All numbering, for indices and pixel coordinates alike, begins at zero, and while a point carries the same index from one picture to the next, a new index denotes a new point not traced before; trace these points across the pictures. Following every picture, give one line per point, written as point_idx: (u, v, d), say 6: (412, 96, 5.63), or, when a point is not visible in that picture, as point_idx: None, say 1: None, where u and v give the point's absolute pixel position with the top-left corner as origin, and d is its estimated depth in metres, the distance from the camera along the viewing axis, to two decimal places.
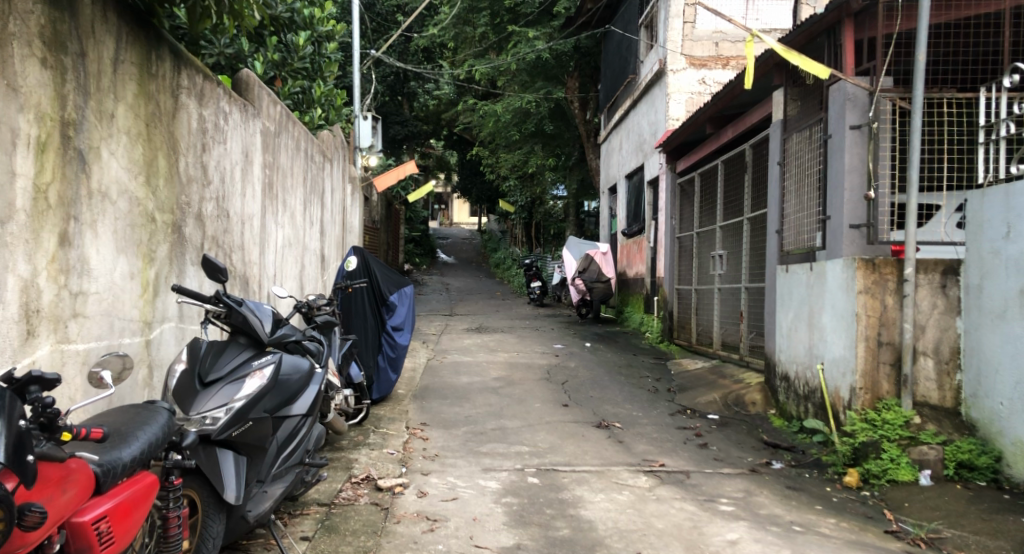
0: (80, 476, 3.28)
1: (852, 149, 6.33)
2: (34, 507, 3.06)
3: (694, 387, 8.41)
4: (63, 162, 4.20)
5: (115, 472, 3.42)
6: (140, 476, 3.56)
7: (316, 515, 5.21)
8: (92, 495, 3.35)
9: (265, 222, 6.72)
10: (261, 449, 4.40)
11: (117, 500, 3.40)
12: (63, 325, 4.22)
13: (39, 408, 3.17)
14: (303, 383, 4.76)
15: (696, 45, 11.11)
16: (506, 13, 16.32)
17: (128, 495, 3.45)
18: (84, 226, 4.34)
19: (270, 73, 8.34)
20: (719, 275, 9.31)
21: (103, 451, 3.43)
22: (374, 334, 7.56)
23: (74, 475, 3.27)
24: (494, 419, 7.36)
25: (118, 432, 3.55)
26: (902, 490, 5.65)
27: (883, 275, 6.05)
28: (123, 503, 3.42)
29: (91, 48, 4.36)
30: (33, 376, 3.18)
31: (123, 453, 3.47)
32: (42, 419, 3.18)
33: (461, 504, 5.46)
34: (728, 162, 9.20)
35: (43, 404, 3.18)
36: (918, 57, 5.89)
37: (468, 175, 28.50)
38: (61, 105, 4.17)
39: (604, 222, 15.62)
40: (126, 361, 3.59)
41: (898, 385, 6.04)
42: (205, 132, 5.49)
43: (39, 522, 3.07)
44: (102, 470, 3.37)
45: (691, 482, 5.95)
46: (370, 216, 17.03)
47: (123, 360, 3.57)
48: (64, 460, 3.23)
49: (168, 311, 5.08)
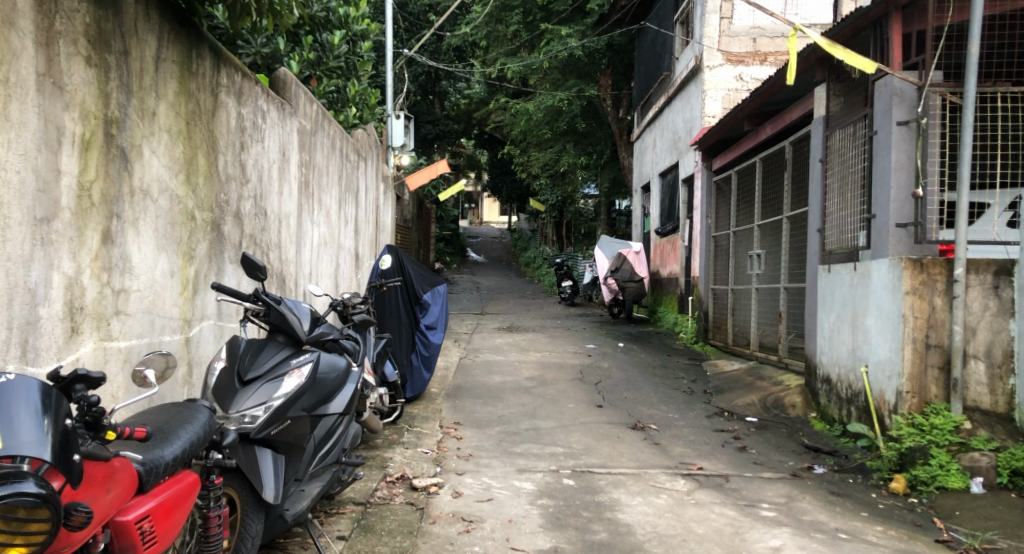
0: (123, 474, 3.21)
1: (899, 145, 6.15)
2: (79, 507, 2.99)
3: (731, 388, 8.25)
4: (106, 161, 4.15)
5: (158, 471, 3.35)
6: (181, 476, 3.49)
7: (351, 514, 5.14)
8: (134, 494, 3.29)
9: (301, 220, 6.67)
10: (300, 447, 4.34)
11: (159, 499, 3.33)
12: (105, 322, 4.17)
13: (84, 407, 3.11)
14: (340, 381, 4.68)
15: (733, 40, 10.94)
16: (540, 11, 16.20)
17: (170, 494, 3.39)
18: (126, 224, 4.29)
19: (306, 73, 8.29)
20: (756, 275, 9.15)
21: (145, 450, 3.37)
22: (408, 332, 7.49)
23: (118, 473, 3.20)
24: (528, 419, 7.26)
25: (159, 431, 3.49)
26: (952, 498, 5.50)
27: (932, 275, 5.88)
28: (164, 502, 3.35)
29: (134, 46, 4.31)
30: (79, 375, 3.11)
31: (165, 452, 3.40)
32: (87, 418, 3.12)
33: (496, 505, 5.36)
34: (767, 159, 9.04)
35: (88, 403, 3.10)
36: (972, 49, 5.75)
37: (498, 174, 28.37)
38: (104, 103, 4.11)
39: (637, 221, 15.48)
40: (169, 359, 3.52)
41: (946, 389, 5.87)
42: (243, 130, 5.44)
43: (85, 522, 3.00)
44: (145, 469, 3.31)
45: (731, 486, 5.82)
46: (401, 215, 17.00)
47: (166, 359, 3.50)
48: (109, 459, 3.16)
49: (207, 309, 5.03)
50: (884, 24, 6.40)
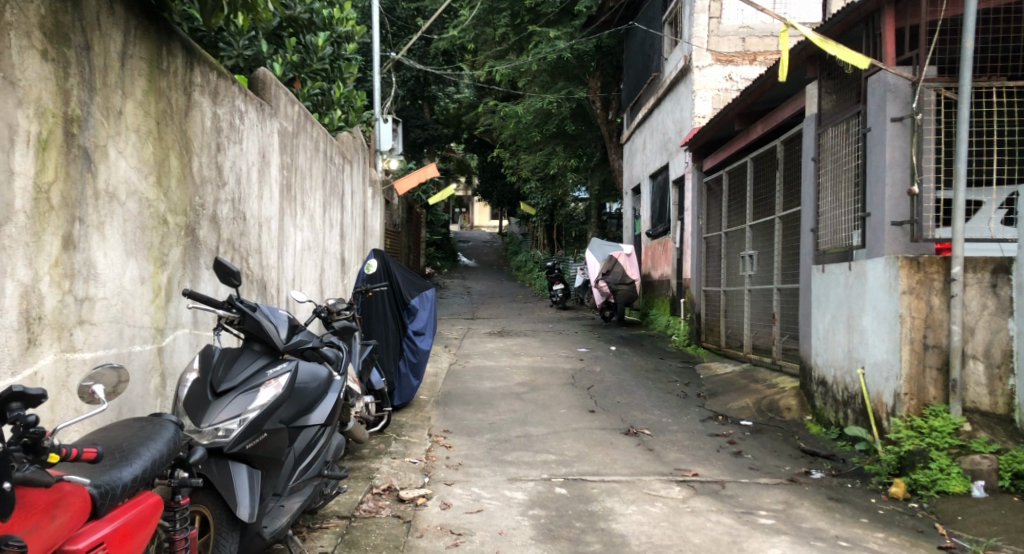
0: (74, 498, 3.06)
1: (893, 142, 6.01)
2: (13, 540, 2.85)
3: (726, 392, 8.09)
4: (66, 161, 3.98)
5: (113, 493, 3.19)
6: (143, 497, 3.33)
7: (335, 528, 4.97)
8: (88, 519, 3.13)
9: (283, 224, 6.50)
10: (277, 461, 4.17)
11: (115, 524, 3.17)
12: (67, 332, 4.00)
13: (21, 428, 2.92)
14: (321, 390, 4.53)
15: (722, 40, 10.80)
16: (527, 13, 15.97)
17: (128, 519, 3.22)
18: (91, 228, 4.13)
19: (289, 76, 8.11)
20: (749, 277, 9.00)
21: (98, 472, 3.20)
22: (395, 338, 7.31)
23: (67, 498, 3.05)
24: (518, 426, 7.10)
25: (118, 449, 3.31)
26: (954, 502, 5.36)
27: (929, 274, 5.74)
28: (121, 527, 3.19)
29: (96, 42, 4.14)
30: (16, 392, 2.92)
31: (123, 473, 3.23)
32: (25, 440, 2.94)
33: (486, 517, 5.20)
34: (758, 159, 8.90)
35: (25, 423, 2.92)
36: (966, 43, 5.61)
37: (488, 178, 28.16)
38: (63, 100, 3.95)
39: (628, 224, 15.34)
40: (121, 374, 3.36)
41: (945, 390, 5.73)
42: (220, 132, 5.28)
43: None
44: (99, 492, 3.15)
45: (727, 493, 5.66)
46: (391, 220, 16.83)
47: (118, 374, 3.35)
48: (51, 484, 2.99)
49: (181, 318, 4.85)
50: (876, 19, 6.26)
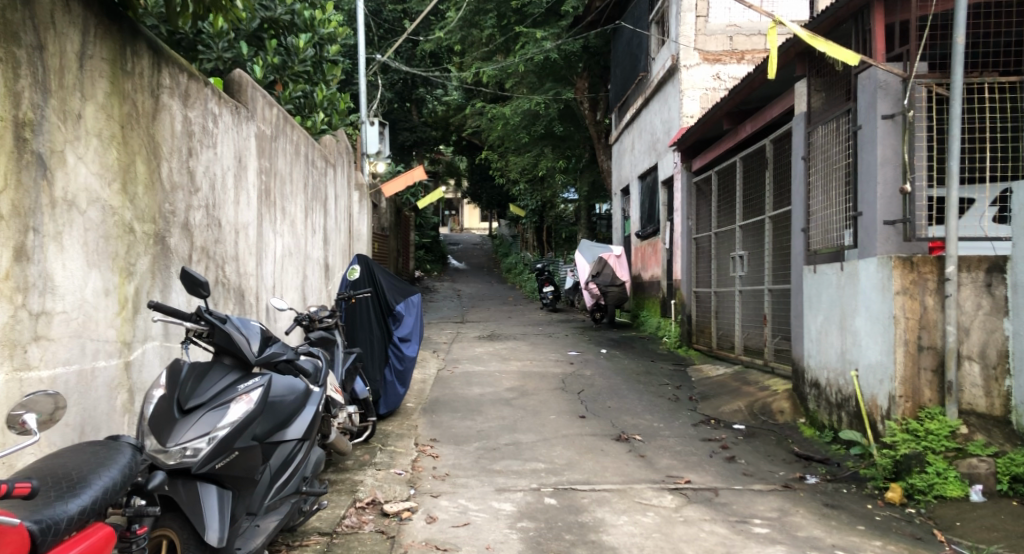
0: (9, 536, 2.95)
1: (885, 140, 5.87)
2: None
3: (717, 395, 7.94)
4: (18, 167, 3.85)
5: (57, 529, 3.09)
6: (94, 529, 3.23)
7: (316, 546, 4.81)
8: None
9: (262, 230, 6.33)
10: (249, 480, 4.06)
11: None
12: (21, 350, 3.86)
13: None
14: (299, 404, 4.40)
15: (709, 39, 10.68)
16: (513, 14, 15.79)
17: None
18: (47, 239, 3.99)
19: (270, 78, 7.93)
20: (739, 277, 8.86)
21: (41, 506, 3.10)
22: (380, 346, 7.11)
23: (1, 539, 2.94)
24: (507, 433, 6.94)
25: (66, 480, 3.22)
26: (951, 508, 5.22)
27: (922, 273, 5.61)
28: None
29: (51, 41, 4.01)
30: None
31: (69, 505, 3.14)
32: None
33: (473, 531, 5.04)
34: (747, 157, 8.77)
35: None
36: (958, 39, 5.48)
37: (477, 181, 27.98)
38: (14, 103, 3.82)
39: (617, 225, 15.19)
40: (59, 401, 3.21)
41: (941, 392, 5.60)
42: (191, 135, 5.11)
43: None
44: (39, 528, 3.05)
45: (720, 500, 5.51)
46: (379, 224, 16.64)
47: (54, 401, 3.19)
48: None
49: (151, 331, 4.69)
50: (865, 15, 6.12)
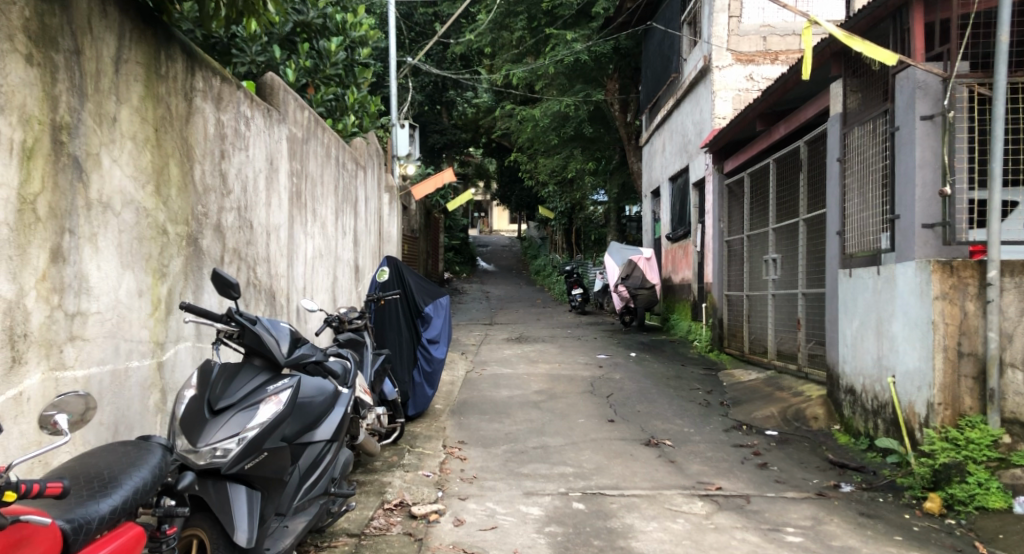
0: (41, 535, 2.93)
1: (924, 141, 5.75)
2: None
3: (750, 400, 7.83)
4: (55, 170, 3.86)
5: (88, 528, 3.08)
6: (124, 529, 3.21)
7: (345, 548, 4.79)
8: None
9: (293, 232, 6.32)
10: (279, 481, 4.04)
11: None
12: (56, 350, 3.86)
13: None
14: (328, 405, 4.38)
15: (742, 40, 10.57)
16: (544, 16, 15.70)
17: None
18: (82, 241, 3.99)
19: (302, 82, 7.87)
20: (772, 281, 8.75)
21: (72, 506, 3.09)
22: (409, 347, 7.07)
23: (34, 538, 2.92)
24: (535, 436, 6.88)
25: (98, 479, 3.21)
26: (994, 519, 5.10)
27: (962, 278, 5.49)
28: None
29: (88, 46, 4.02)
30: None
31: (101, 505, 3.13)
32: None
33: (501, 535, 4.99)
34: (780, 159, 8.65)
35: None
36: (1001, 38, 5.37)
37: (507, 183, 27.95)
38: (51, 106, 3.83)
39: (647, 227, 15.09)
40: (89, 401, 3.19)
41: (982, 400, 5.47)
42: (224, 138, 5.11)
43: None
44: (71, 527, 3.04)
45: (753, 508, 5.42)
46: (408, 226, 16.65)
47: (85, 401, 3.17)
48: (12, 526, 2.86)
49: (183, 331, 4.68)
50: (904, 14, 6.02)
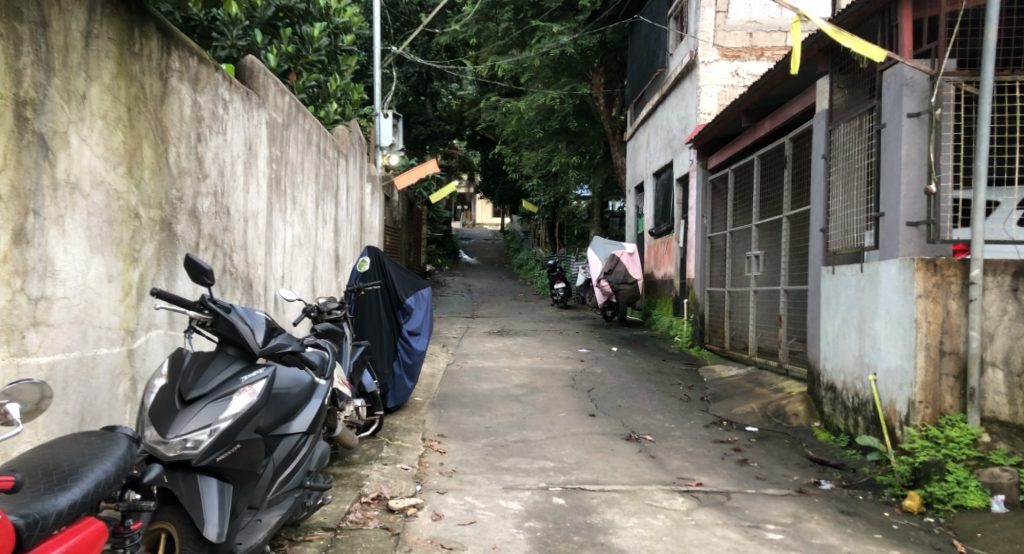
0: None
1: (910, 140, 5.72)
2: None
3: (731, 396, 7.80)
4: (18, 148, 3.76)
5: (44, 524, 2.99)
6: (84, 523, 3.13)
7: (320, 542, 4.71)
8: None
9: (271, 219, 6.22)
10: (251, 474, 3.97)
11: None
12: (18, 335, 3.77)
13: None
14: (304, 397, 4.32)
15: (728, 35, 10.54)
16: (530, 8, 15.63)
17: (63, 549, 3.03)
18: (48, 222, 3.90)
19: (284, 67, 7.76)
20: (754, 277, 8.71)
21: (27, 501, 3.00)
22: (389, 339, 7.00)
23: None
24: (516, 430, 6.82)
25: (56, 472, 3.12)
26: (972, 518, 5.10)
27: (946, 276, 5.46)
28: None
29: (55, 19, 3.91)
30: None
31: (58, 499, 3.04)
32: None
33: (480, 530, 4.92)
34: (764, 155, 8.62)
35: None
36: (989, 35, 5.34)
37: (491, 175, 27.87)
38: (14, 81, 3.73)
39: (630, 222, 15.05)
40: (45, 390, 3.10)
41: (962, 399, 5.45)
42: (201, 121, 5.01)
43: None
44: (25, 523, 2.95)
45: (733, 504, 5.38)
46: (391, 216, 16.55)
47: (40, 390, 3.09)
48: None
49: (155, 318, 4.58)
50: (893, 10, 5.98)
